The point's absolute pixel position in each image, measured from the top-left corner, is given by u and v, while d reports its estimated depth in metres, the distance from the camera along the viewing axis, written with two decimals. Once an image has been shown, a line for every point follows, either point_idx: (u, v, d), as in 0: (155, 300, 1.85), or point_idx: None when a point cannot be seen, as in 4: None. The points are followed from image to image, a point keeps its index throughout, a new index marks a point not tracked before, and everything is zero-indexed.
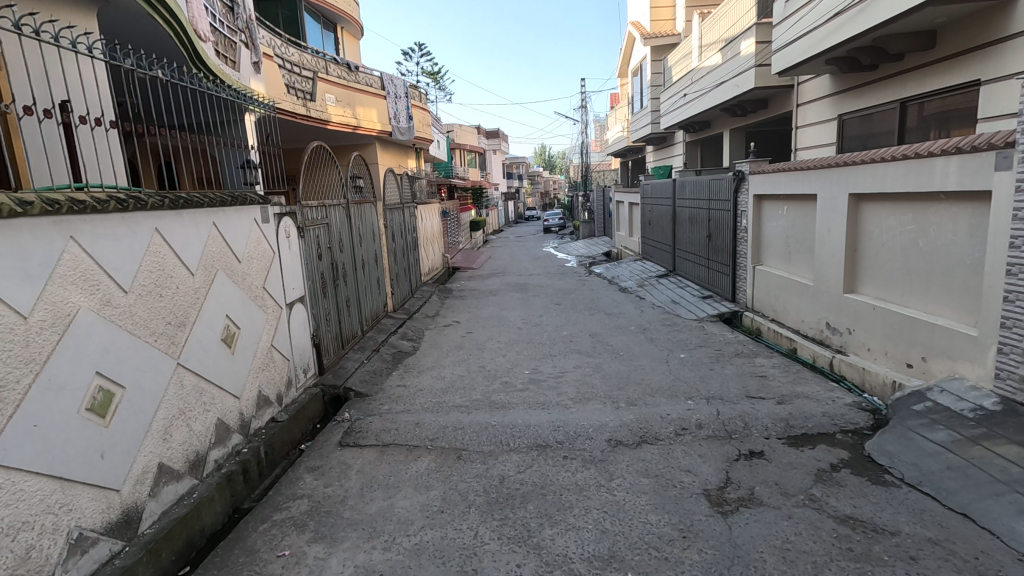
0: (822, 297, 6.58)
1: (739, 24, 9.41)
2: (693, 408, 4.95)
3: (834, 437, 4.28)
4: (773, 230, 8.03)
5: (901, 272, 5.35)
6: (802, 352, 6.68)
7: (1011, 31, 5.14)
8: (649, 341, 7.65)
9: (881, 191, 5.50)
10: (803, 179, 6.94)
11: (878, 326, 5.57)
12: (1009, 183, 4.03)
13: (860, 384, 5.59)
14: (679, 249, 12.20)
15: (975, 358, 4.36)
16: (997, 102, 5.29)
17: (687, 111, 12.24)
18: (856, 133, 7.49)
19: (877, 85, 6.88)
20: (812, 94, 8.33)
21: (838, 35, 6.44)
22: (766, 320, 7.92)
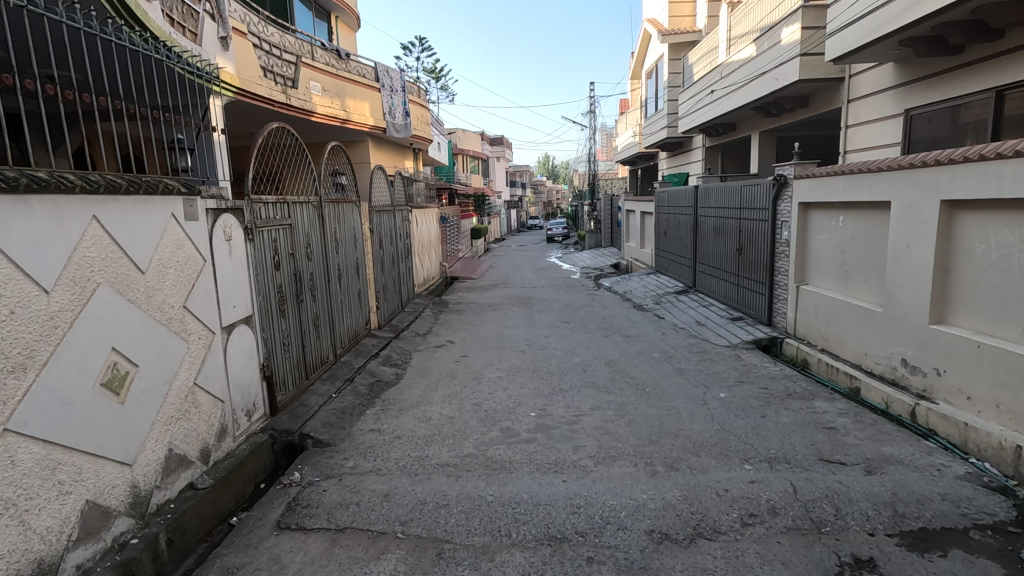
0: (895, 327, 5.35)
1: (780, 9, 8.26)
2: (756, 479, 3.71)
3: (968, 536, 3.06)
4: (824, 245, 6.82)
5: (1020, 301, 4.11)
6: (870, 394, 5.45)
7: None
8: (677, 373, 6.42)
9: (989, 198, 4.28)
10: (868, 184, 5.76)
11: (982, 369, 4.32)
12: None
13: (962, 445, 4.35)
14: (701, 263, 11.01)
15: None
16: None
17: (712, 111, 11.07)
18: (929, 131, 6.29)
19: (965, 71, 5.67)
20: (871, 86, 7.14)
21: (922, 8, 5.17)
22: (815, 350, 6.72)
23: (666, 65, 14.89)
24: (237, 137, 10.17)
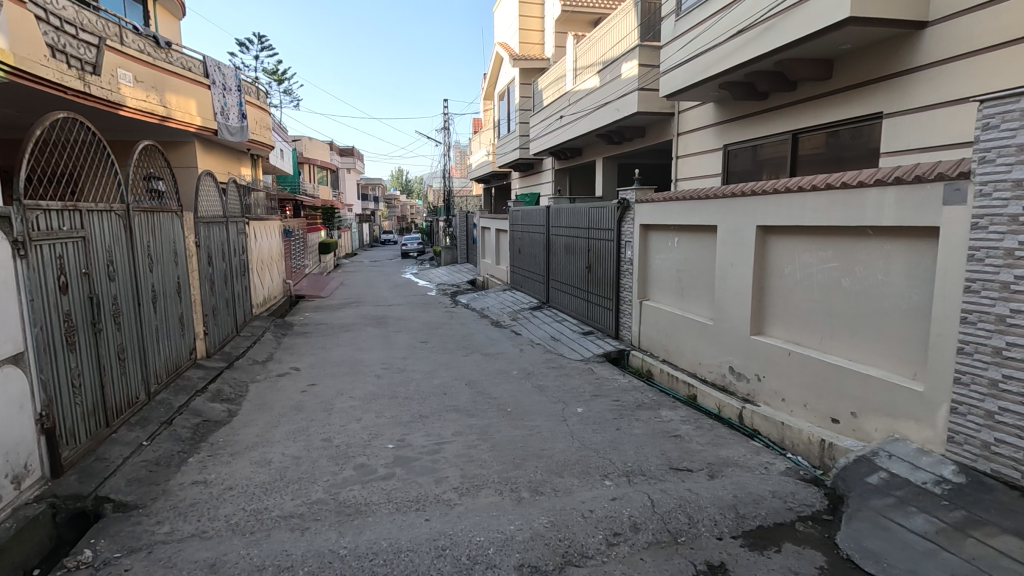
0: (724, 338, 5.95)
1: (621, 45, 8.99)
2: (618, 495, 3.78)
3: (795, 529, 3.40)
4: (663, 263, 7.42)
5: (820, 314, 4.76)
6: (705, 400, 5.98)
7: (913, 64, 4.84)
8: (536, 390, 6.47)
9: (794, 225, 4.93)
10: (698, 210, 6.38)
11: (794, 373, 4.93)
12: (963, 220, 3.45)
13: (779, 442, 4.91)
14: (553, 280, 11.43)
15: (921, 417, 3.76)
16: (903, 135, 4.94)
17: (561, 135, 11.66)
18: (742, 165, 7.20)
19: (769, 115, 6.58)
20: (696, 122, 8.02)
21: (739, 56, 5.88)
22: (657, 360, 7.26)
23: (518, 89, 15.45)
24: (14, 127, 8.27)
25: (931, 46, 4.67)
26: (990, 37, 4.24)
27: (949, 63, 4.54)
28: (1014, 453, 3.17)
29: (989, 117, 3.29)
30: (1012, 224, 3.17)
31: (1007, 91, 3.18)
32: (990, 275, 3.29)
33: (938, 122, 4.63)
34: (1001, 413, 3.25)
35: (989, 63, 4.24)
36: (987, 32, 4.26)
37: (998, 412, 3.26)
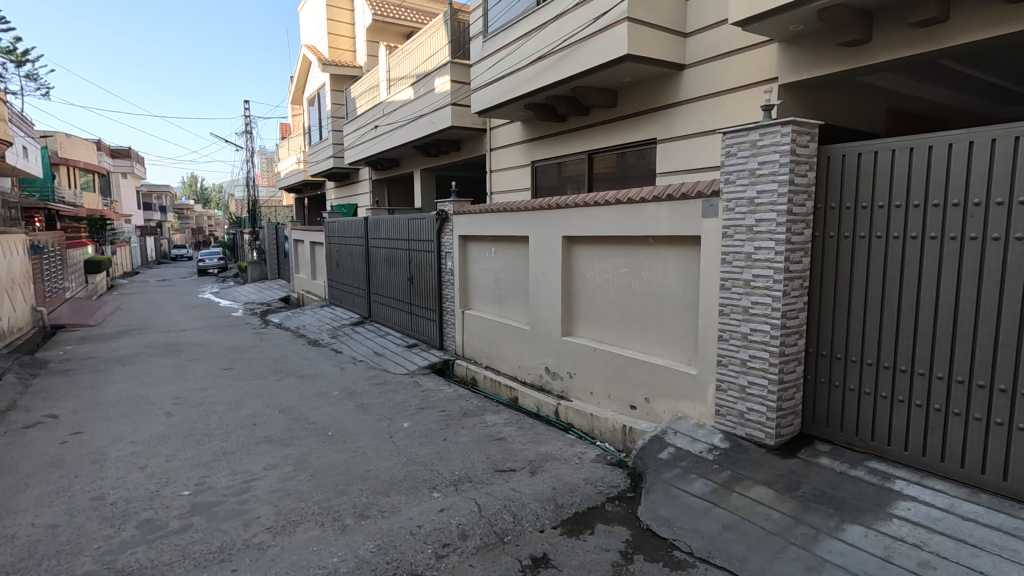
0: (539, 341, 6.36)
1: (433, 60, 9.15)
2: (446, 506, 3.78)
3: (605, 510, 3.76)
4: (481, 273, 7.69)
5: (617, 313, 5.35)
6: (525, 401, 6.32)
7: (677, 99, 5.75)
8: (360, 409, 6.19)
9: (593, 236, 5.49)
10: (511, 221, 6.74)
11: (599, 369, 5.47)
12: (717, 230, 4.19)
13: (590, 432, 5.39)
14: (375, 293, 11.10)
15: (696, 396, 4.46)
16: (672, 159, 5.81)
17: (376, 145, 11.41)
18: (549, 180, 7.81)
19: (569, 136, 7.25)
20: (506, 139, 8.50)
21: (540, 80, 6.38)
22: (480, 367, 7.47)
23: (329, 96, 14.75)
24: None
25: (689, 86, 5.61)
26: (728, 82, 5.23)
27: (701, 101, 5.50)
28: (761, 418, 3.92)
29: (730, 146, 4.03)
30: (749, 233, 3.93)
31: (741, 126, 3.94)
32: (737, 273, 4.04)
33: (696, 148, 5.55)
34: (750, 386, 3.99)
35: (728, 103, 5.22)
36: (726, 78, 5.25)
37: (748, 385, 4.00)
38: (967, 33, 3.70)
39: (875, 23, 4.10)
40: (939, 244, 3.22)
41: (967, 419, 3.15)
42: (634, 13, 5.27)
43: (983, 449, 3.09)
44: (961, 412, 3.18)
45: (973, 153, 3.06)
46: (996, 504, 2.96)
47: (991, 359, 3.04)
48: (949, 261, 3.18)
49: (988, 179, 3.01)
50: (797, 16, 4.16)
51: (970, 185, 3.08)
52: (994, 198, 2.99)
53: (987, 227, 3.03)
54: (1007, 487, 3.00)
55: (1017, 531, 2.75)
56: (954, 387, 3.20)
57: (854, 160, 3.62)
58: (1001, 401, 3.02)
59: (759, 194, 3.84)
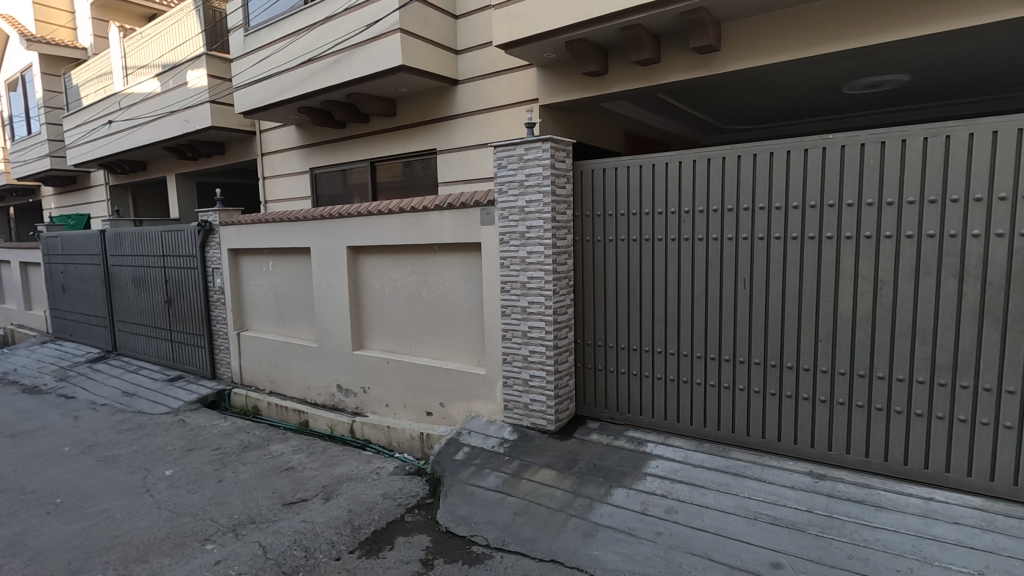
0: (328, 358, 6.01)
1: (183, 50, 8.08)
2: (223, 556, 3.33)
3: (404, 521, 3.72)
4: (258, 290, 6.97)
5: (408, 322, 5.34)
6: (316, 423, 5.91)
7: (453, 112, 5.97)
8: (103, 464, 5.09)
9: (378, 245, 5.39)
10: (289, 233, 6.24)
11: (393, 379, 5.39)
12: (494, 237, 4.47)
13: (387, 445, 5.27)
14: (120, 321, 9.26)
15: (486, 395, 4.69)
16: (452, 169, 6.03)
17: (112, 144, 9.56)
18: (331, 188, 7.46)
19: (349, 142, 7.02)
20: (280, 143, 7.88)
21: (312, 83, 6.05)
22: (263, 393, 6.77)
23: (40, 81, 11.89)
24: None
25: (464, 100, 5.88)
26: (498, 99, 5.61)
27: (474, 115, 5.82)
28: (543, 407, 4.29)
29: (502, 159, 4.33)
30: (522, 239, 4.27)
31: (509, 141, 4.27)
32: (514, 276, 4.36)
33: (473, 160, 5.85)
34: (532, 379, 4.34)
35: (498, 118, 5.62)
36: (496, 95, 5.62)
37: (530, 378, 4.35)
38: (672, 74, 4.60)
39: (609, 59, 4.83)
40: (692, 244, 3.83)
41: (855, 407, 3.32)
42: (405, 25, 5.33)
43: (867, 435, 3.29)
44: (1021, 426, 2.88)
45: (841, 160, 3.23)
46: (905, 488, 3.11)
47: (903, 354, 3.15)
48: (758, 257, 3.57)
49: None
50: (549, 45, 4.67)
51: (725, 195, 3.66)
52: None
53: (770, 227, 3.51)
54: (799, 449, 3.52)
55: (729, 469, 3.50)
56: (743, 367, 3.70)
57: (600, 175, 4.21)
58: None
59: (528, 203, 4.20)
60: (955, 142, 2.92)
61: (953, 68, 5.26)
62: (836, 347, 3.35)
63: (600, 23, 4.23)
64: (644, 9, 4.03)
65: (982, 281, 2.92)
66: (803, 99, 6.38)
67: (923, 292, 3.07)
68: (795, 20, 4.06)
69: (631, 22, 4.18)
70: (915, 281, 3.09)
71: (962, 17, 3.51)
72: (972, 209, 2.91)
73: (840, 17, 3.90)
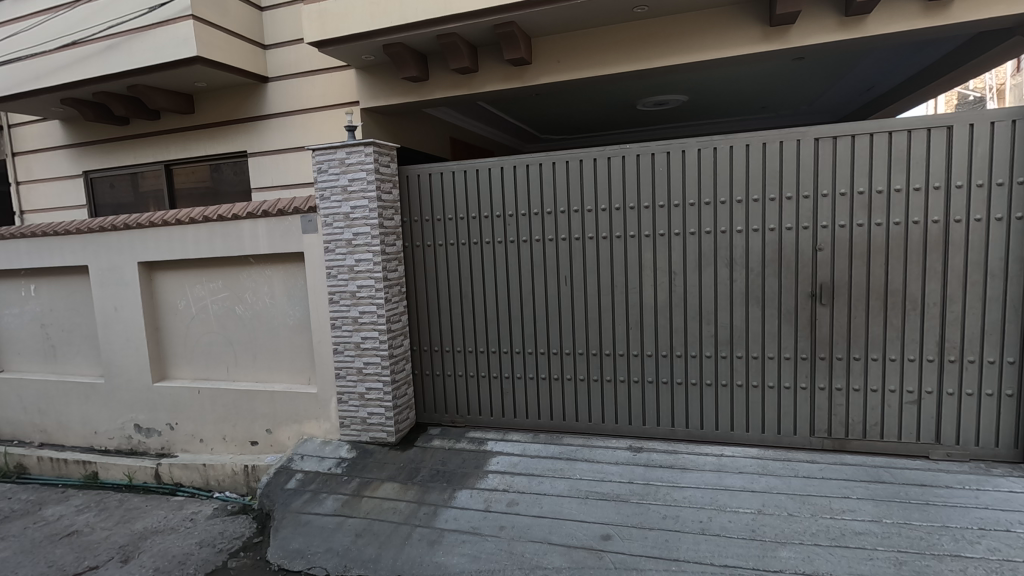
0: (119, 395, 5.11)
1: None
2: None
3: (227, 568, 3.32)
4: (15, 321, 5.67)
5: (221, 344, 4.77)
6: (109, 474, 4.98)
7: (264, 111, 5.49)
8: None
9: (179, 260, 4.73)
10: (56, 249, 5.18)
11: (207, 410, 4.77)
12: (318, 245, 4.21)
13: (204, 485, 4.64)
14: None
15: (319, 414, 4.39)
16: (267, 173, 5.54)
17: None
18: (114, 195, 6.36)
19: (134, 142, 6.06)
20: (38, 142, 6.51)
21: (79, 70, 5.10)
22: (29, 448, 5.51)
23: None
24: None
25: (275, 99, 5.44)
26: (315, 100, 5.29)
27: (288, 116, 5.42)
28: (382, 419, 4.15)
29: (321, 163, 4.10)
30: (348, 246, 4.08)
31: (328, 144, 4.06)
32: (342, 286, 4.15)
33: (291, 163, 5.44)
34: (368, 392, 4.17)
35: (316, 120, 5.30)
36: (313, 95, 5.30)
37: (366, 391, 4.17)
38: (490, 83, 4.77)
39: (428, 65, 4.85)
40: (519, 246, 4.01)
41: (664, 385, 3.76)
42: (199, 12, 4.76)
43: (672, 407, 3.76)
44: (777, 384, 3.54)
45: (636, 167, 3.65)
46: (703, 449, 3.62)
47: (697, 334, 3.67)
48: (577, 255, 3.87)
49: (815, 173, 3.32)
50: (366, 47, 4.53)
51: (542, 200, 3.90)
52: (821, 191, 3.33)
53: (585, 228, 3.84)
54: (622, 428, 3.89)
55: (562, 454, 3.75)
56: (569, 358, 3.97)
57: (426, 179, 4.20)
58: (820, 368, 3.46)
59: (352, 209, 4.03)
60: (720, 153, 3.46)
61: (718, 91, 6.29)
62: (644, 334, 3.78)
63: (417, 28, 4.22)
64: (458, 18, 4.11)
65: (745, 268, 3.52)
66: (607, 113, 7.11)
67: (705, 280, 3.60)
68: (594, 39, 4.49)
69: (447, 30, 4.24)
70: (689, 273, 3.63)
71: (720, 48, 4.20)
72: (735, 210, 3.49)
73: (629, 41, 4.41)
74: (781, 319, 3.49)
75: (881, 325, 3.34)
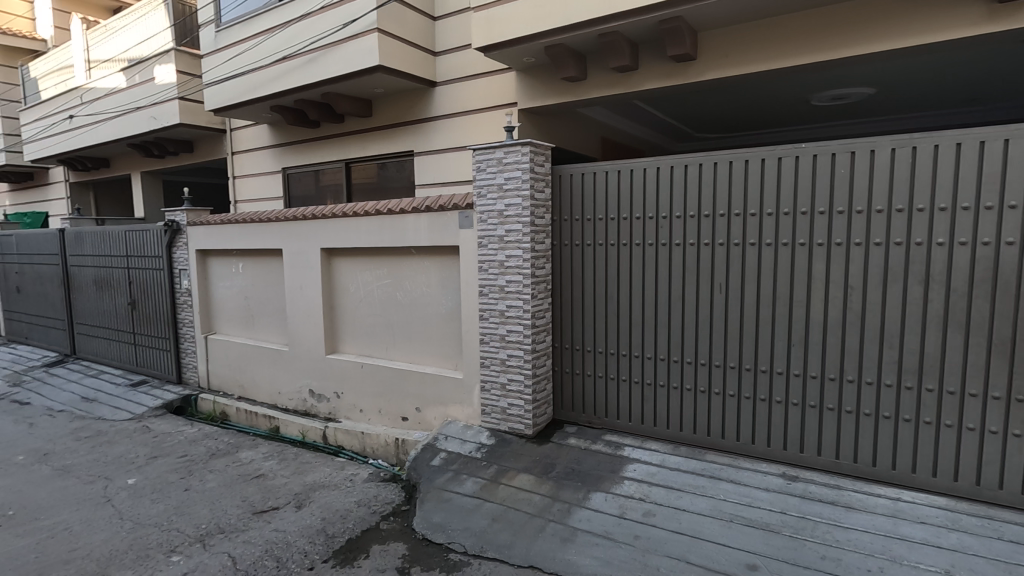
0: (300, 363, 5.88)
1: (150, 44, 7.94)
2: (191, 570, 3.27)
3: (379, 529, 3.66)
4: (226, 292, 6.79)
5: (382, 325, 5.26)
6: (287, 429, 5.77)
7: (431, 114, 5.94)
8: (60, 476, 4.93)
9: (354, 247, 5.30)
10: (259, 234, 6.10)
11: (367, 384, 5.30)
12: (472, 240, 4.45)
13: (361, 451, 5.18)
14: (78, 325, 8.90)
15: (463, 399, 4.65)
16: (430, 170, 5.98)
17: (74, 141, 9.29)
18: (304, 189, 7.31)
19: (323, 143, 6.90)
20: (251, 143, 7.71)
21: (286, 81, 5.95)
22: (231, 399, 6.58)
23: None
24: None
25: (441, 102, 5.85)
26: (476, 102, 5.60)
27: (451, 118, 5.79)
28: (521, 411, 4.27)
29: (481, 162, 4.32)
30: (500, 243, 4.26)
31: (488, 144, 4.25)
32: (492, 280, 4.34)
33: (451, 162, 5.82)
34: (510, 383, 4.31)
35: (476, 121, 5.61)
36: (474, 98, 5.61)
37: (507, 382, 4.32)
38: (648, 81, 4.65)
39: (587, 64, 4.87)
40: (670, 249, 3.87)
41: (820, 410, 3.41)
42: (383, 25, 5.28)
43: (839, 437, 3.36)
44: (979, 427, 2.99)
45: (784, 169, 3.40)
46: (872, 490, 3.19)
47: (822, 353, 3.39)
48: (734, 262, 3.63)
49: None
50: (528, 49, 4.67)
51: (693, 202, 3.74)
52: None
53: (745, 233, 3.58)
54: (776, 452, 3.57)
55: (705, 471, 3.55)
56: (719, 370, 3.74)
57: (579, 179, 4.22)
58: None
59: (506, 207, 4.19)
60: (919, 153, 3.02)
61: (915, 82, 5.47)
62: (809, 352, 3.43)
63: (579, 28, 4.26)
64: (622, 16, 4.07)
65: (945, 287, 3.02)
66: (774, 109, 6.55)
67: (855, 297, 3.25)
68: (770, 30, 4.16)
69: (610, 29, 4.21)
70: (842, 288, 3.29)
71: (926, 33, 3.65)
72: (936, 219, 3.01)
73: (811, 30, 4.01)
74: (991, 350, 2.94)
75: (1001, 366, 2.92)
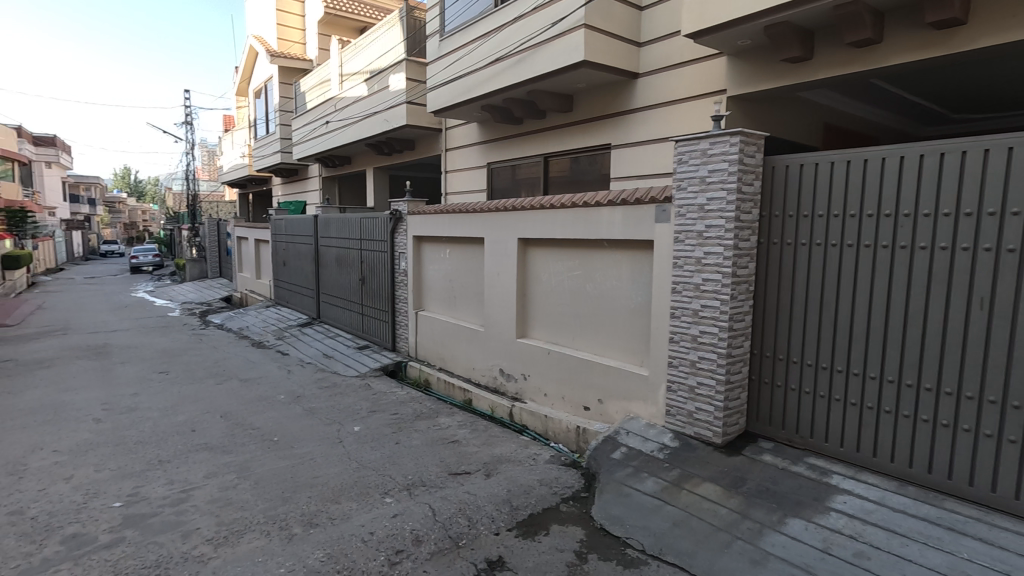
0: (492, 343, 6.35)
1: (388, 57, 9.19)
2: (400, 512, 3.80)
3: (559, 510, 3.81)
4: (434, 274, 7.62)
5: (570, 315, 5.41)
6: (479, 403, 6.30)
7: (632, 106, 5.88)
8: (307, 415, 6.09)
9: (548, 238, 5.53)
10: (465, 223, 6.72)
11: (552, 370, 5.51)
12: (668, 234, 4.31)
13: (544, 433, 5.42)
14: (323, 294, 10.82)
15: (647, 396, 4.56)
16: (627, 163, 5.93)
17: (328, 142, 11.25)
18: (504, 182, 7.81)
19: (524, 138, 7.28)
20: (461, 140, 8.48)
21: (496, 82, 6.41)
22: (434, 369, 7.39)
23: (278, 89, 14.81)
24: None
25: (644, 93, 5.75)
26: (681, 91, 5.39)
27: (653, 109, 5.66)
28: (709, 418, 4.04)
29: (683, 154, 4.15)
30: (699, 239, 4.05)
31: (692, 134, 4.06)
32: (687, 277, 4.16)
33: (650, 155, 5.70)
34: (699, 386, 4.11)
35: (679, 112, 5.40)
36: (679, 87, 5.41)
37: (697, 385, 4.12)
38: (896, 54, 3.96)
39: (815, 42, 4.34)
40: (910, 253, 3.24)
41: None
42: (590, 20, 5.36)
43: None
44: None
45: (962, 165, 3.02)
46: None
47: None
48: (1005, 272, 2.89)
49: None
50: (745, 31, 4.33)
51: (947, 196, 3.07)
52: None
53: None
54: None
55: (941, 521, 2.95)
56: (971, 404, 3.04)
57: (797, 171, 3.79)
58: None
59: (708, 201, 3.97)
60: None
61: None
62: None
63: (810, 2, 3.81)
64: None
65: None
66: None
67: None
68: None
69: None
70: None
71: None
72: None
73: None
74: None
75: None
